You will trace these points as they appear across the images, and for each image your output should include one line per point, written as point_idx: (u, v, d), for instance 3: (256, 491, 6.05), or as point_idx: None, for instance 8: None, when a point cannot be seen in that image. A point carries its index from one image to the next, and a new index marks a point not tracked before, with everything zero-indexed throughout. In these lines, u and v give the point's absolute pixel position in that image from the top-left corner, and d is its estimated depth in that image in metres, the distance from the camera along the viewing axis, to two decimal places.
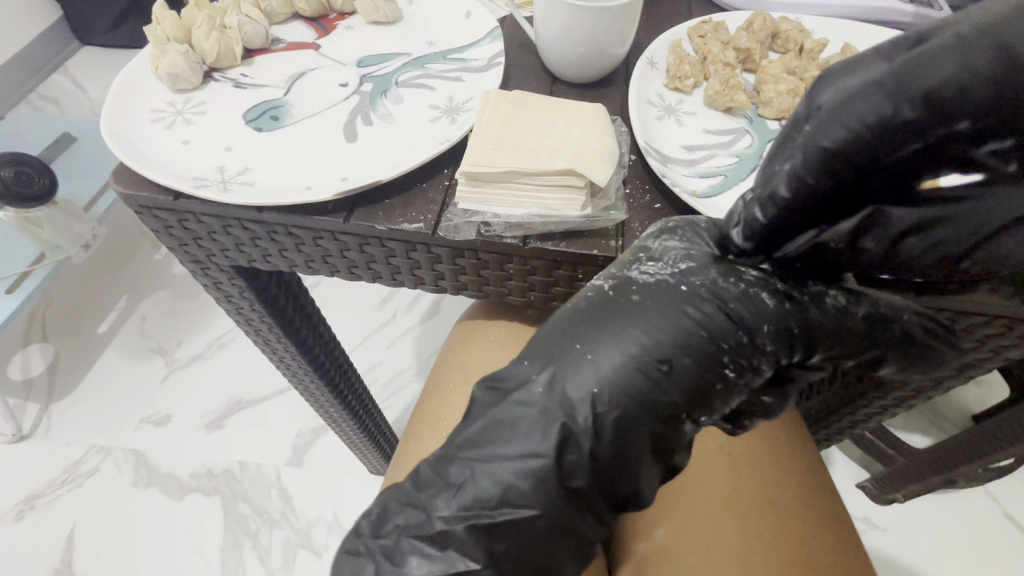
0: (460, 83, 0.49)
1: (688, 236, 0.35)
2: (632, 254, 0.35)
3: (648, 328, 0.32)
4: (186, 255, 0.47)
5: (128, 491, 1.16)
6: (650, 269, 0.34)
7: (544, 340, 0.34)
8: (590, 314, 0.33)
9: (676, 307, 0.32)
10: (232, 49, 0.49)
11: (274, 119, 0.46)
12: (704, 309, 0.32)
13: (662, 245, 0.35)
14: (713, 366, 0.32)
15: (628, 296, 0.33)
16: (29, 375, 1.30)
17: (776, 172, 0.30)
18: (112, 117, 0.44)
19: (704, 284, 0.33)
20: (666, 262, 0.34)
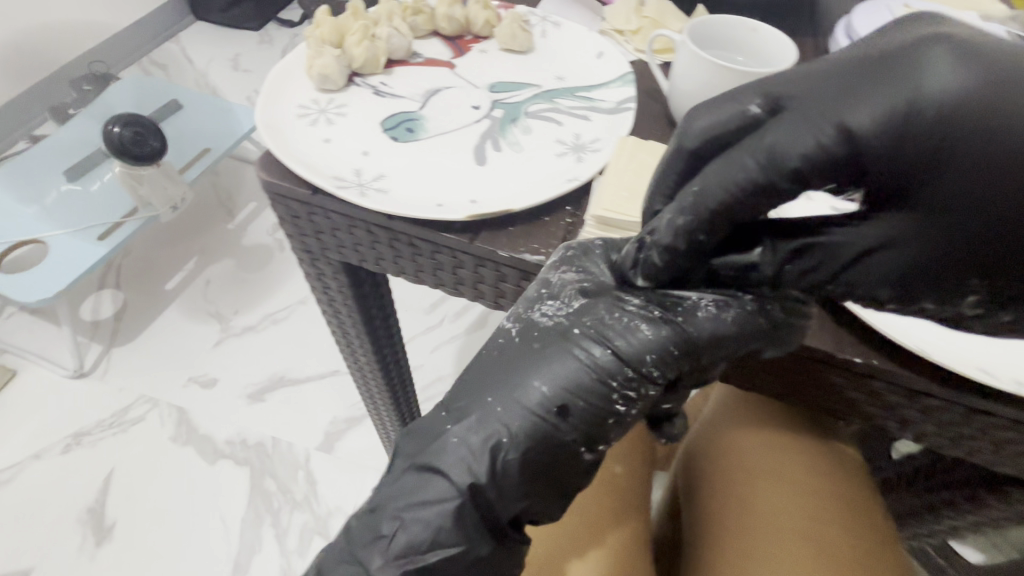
0: (587, 122, 0.50)
1: (583, 266, 0.39)
2: (536, 292, 0.39)
3: (543, 376, 0.36)
4: (301, 245, 0.49)
5: (167, 445, 1.21)
6: (549, 309, 0.38)
7: (491, 375, 0.38)
8: (504, 357, 0.38)
9: (561, 349, 0.37)
10: (377, 58, 0.51)
11: (409, 131, 0.47)
12: (589, 352, 0.36)
13: (562, 278, 0.38)
14: (602, 397, 0.36)
15: (530, 342, 0.38)
16: (98, 317, 1.38)
17: (687, 306, 0.36)
18: (265, 109, 0.47)
19: (593, 324, 0.37)
20: (563, 300, 0.38)
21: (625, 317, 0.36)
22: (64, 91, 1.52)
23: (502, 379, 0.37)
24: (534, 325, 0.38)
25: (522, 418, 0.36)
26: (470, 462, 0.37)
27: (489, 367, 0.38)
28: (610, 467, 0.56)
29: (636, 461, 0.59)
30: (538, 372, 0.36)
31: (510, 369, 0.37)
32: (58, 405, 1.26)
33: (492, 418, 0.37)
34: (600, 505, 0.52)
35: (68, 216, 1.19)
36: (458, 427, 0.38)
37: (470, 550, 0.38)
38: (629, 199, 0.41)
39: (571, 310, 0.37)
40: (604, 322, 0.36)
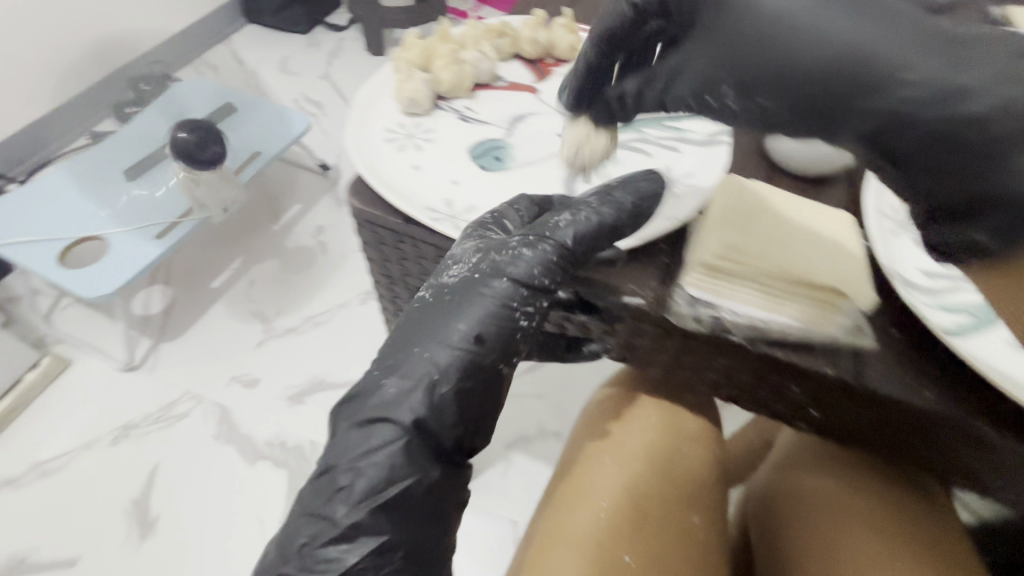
0: (678, 154, 0.49)
1: (479, 231, 0.42)
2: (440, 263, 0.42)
3: (459, 319, 0.39)
4: (381, 269, 0.49)
5: (209, 442, 1.23)
6: (453, 272, 0.41)
7: (404, 335, 0.41)
8: (418, 322, 0.41)
9: (473, 297, 0.40)
10: (463, 82, 0.51)
11: (497, 160, 0.47)
12: (494, 288, 0.40)
13: (461, 247, 0.42)
14: (508, 320, 0.40)
15: (441, 300, 0.41)
16: (147, 312, 1.42)
17: (555, 234, 0.41)
18: (355, 133, 0.47)
19: (490, 269, 0.40)
20: (464, 261, 0.41)
21: (518, 257, 0.40)
22: (124, 90, 1.57)
23: (421, 331, 0.40)
24: (443, 283, 0.41)
25: (435, 348, 0.39)
26: (402, 403, 0.39)
27: (412, 324, 0.41)
28: (690, 520, 0.54)
29: (710, 511, 0.56)
30: (456, 315, 0.40)
31: (426, 322, 0.40)
32: (107, 396, 1.29)
33: (409, 358, 0.40)
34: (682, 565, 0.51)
35: (127, 214, 1.23)
36: (376, 379, 0.40)
37: (422, 480, 0.39)
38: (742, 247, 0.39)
39: (474, 261, 0.41)
40: (499, 264, 0.40)
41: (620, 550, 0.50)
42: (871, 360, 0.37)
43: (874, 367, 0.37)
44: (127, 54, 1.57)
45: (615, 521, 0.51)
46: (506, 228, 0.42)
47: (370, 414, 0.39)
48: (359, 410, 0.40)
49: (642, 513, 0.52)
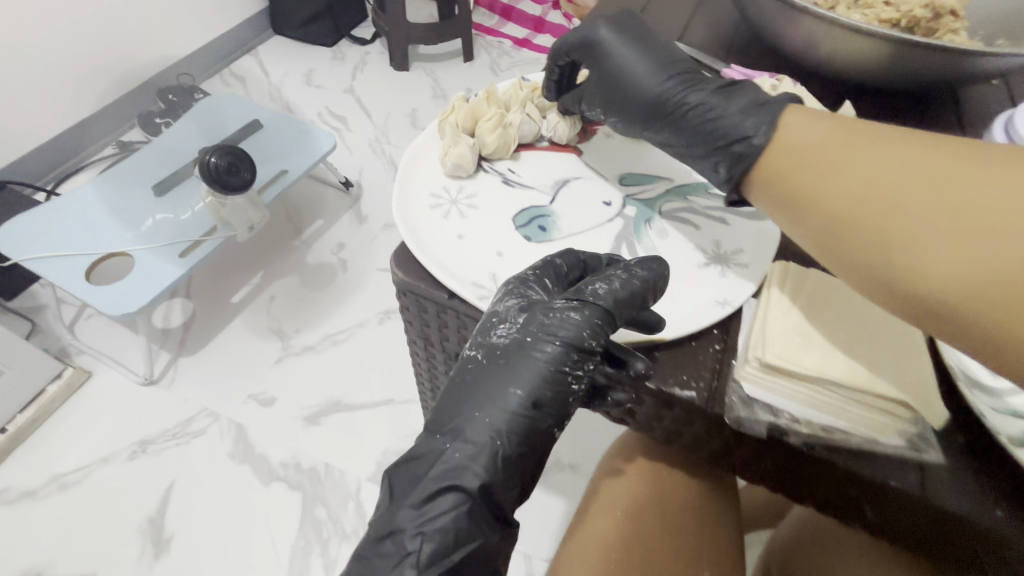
0: (727, 227, 0.48)
1: (520, 287, 0.41)
2: (485, 320, 0.41)
3: (513, 382, 0.39)
4: (420, 332, 0.49)
5: (225, 461, 1.23)
6: (502, 331, 0.40)
7: (454, 396, 0.41)
8: (469, 383, 0.40)
9: (524, 359, 0.39)
10: (508, 144, 0.50)
11: (542, 229, 0.46)
12: (545, 349, 0.39)
13: (505, 305, 0.40)
14: (562, 383, 0.39)
15: (492, 361, 0.40)
16: (168, 326, 1.43)
17: (600, 289, 0.41)
18: (399, 197, 0.46)
19: (536, 327, 0.40)
20: (509, 319, 0.40)
21: (564, 313, 0.40)
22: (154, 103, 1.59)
23: (475, 397, 0.40)
24: (489, 340, 0.40)
25: (490, 412, 0.39)
26: (465, 468, 0.39)
27: (463, 388, 0.41)
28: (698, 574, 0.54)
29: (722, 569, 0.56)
30: (509, 380, 0.39)
31: (477, 386, 0.40)
32: (126, 411, 1.30)
33: (466, 421, 0.40)
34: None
35: (154, 232, 1.24)
36: (435, 438, 0.41)
37: (485, 543, 0.39)
38: (802, 346, 0.37)
39: (522, 324, 0.40)
40: (545, 322, 0.40)
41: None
42: (939, 473, 0.36)
43: (945, 489, 0.35)
44: (158, 66, 1.58)
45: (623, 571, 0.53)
46: (547, 286, 0.41)
47: (431, 476, 0.39)
48: (422, 470, 0.40)
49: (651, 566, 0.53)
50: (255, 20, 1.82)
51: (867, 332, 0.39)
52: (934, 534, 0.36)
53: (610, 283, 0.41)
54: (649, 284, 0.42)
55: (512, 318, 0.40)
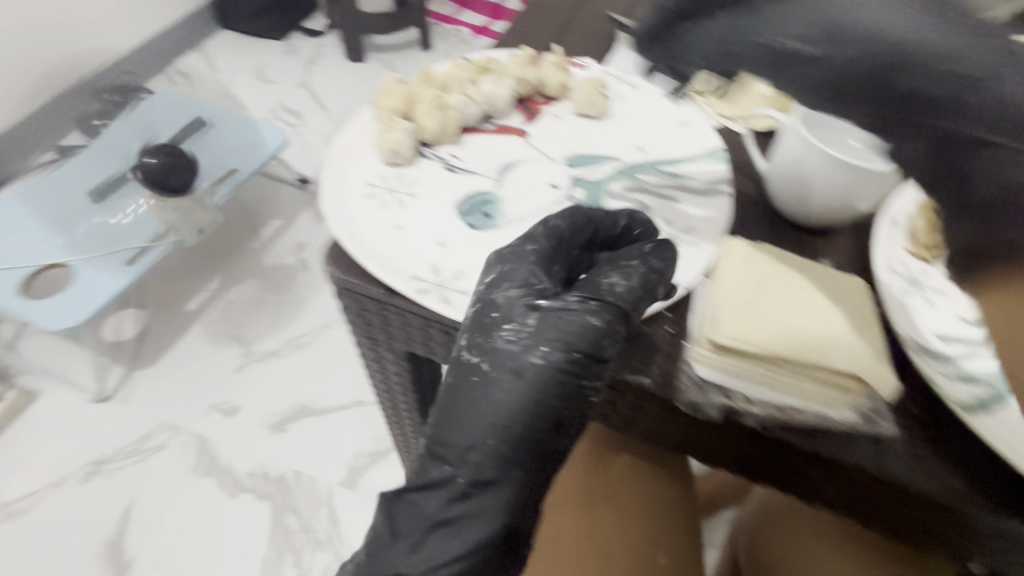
0: (678, 205, 0.46)
1: (524, 284, 0.36)
2: (485, 320, 0.36)
3: (519, 396, 0.34)
4: (364, 333, 0.46)
5: (188, 476, 1.18)
6: (507, 334, 0.35)
7: (451, 411, 0.36)
8: (468, 394, 0.35)
9: (534, 367, 0.34)
10: (449, 127, 0.47)
11: (487, 216, 0.43)
12: (557, 356, 0.34)
13: (507, 302, 0.35)
14: (575, 394, 0.35)
15: (497, 369, 0.35)
16: (120, 338, 1.35)
17: (612, 283, 0.36)
18: (332, 189, 0.43)
19: (547, 330, 0.34)
20: (518, 322, 0.35)
21: (574, 309, 0.35)
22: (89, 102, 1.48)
23: (477, 411, 0.35)
24: (490, 345, 0.35)
25: (502, 434, 0.35)
26: (472, 493, 0.36)
27: (462, 398, 0.35)
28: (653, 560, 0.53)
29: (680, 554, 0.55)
30: (519, 395, 0.34)
31: (489, 408, 0.34)
32: (77, 431, 1.22)
33: (473, 444, 0.35)
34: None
35: (95, 240, 1.17)
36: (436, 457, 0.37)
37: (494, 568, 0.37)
38: (753, 324, 0.35)
39: (538, 332, 0.35)
40: (557, 324, 0.34)
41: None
42: (898, 449, 0.36)
43: (897, 459, 0.36)
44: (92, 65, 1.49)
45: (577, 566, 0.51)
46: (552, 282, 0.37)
47: (438, 507, 0.37)
48: (424, 495, 0.37)
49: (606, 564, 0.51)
50: (198, 15, 1.73)
51: (812, 302, 0.37)
52: (884, 505, 0.37)
53: (621, 276, 0.37)
54: (659, 267, 0.38)
55: (516, 321, 0.35)
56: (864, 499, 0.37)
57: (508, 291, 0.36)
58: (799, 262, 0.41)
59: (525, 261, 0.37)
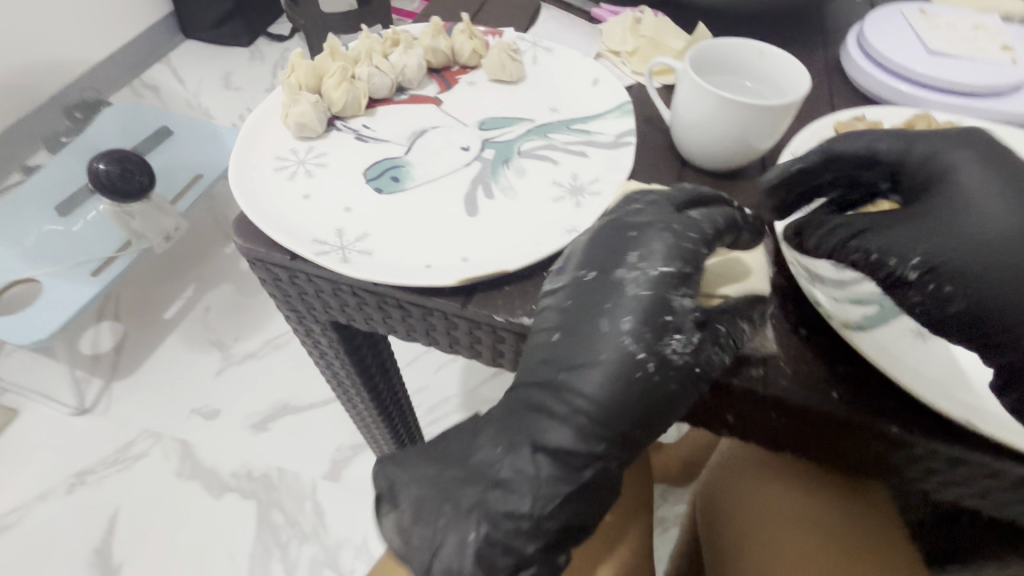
0: (586, 159, 0.47)
1: (693, 283, 0.32)
2: (661, 316, 0.31)
3: (656, 404, 0.31)
4: (288, 305, 0.47)
5: (172, 480, 1.19)
6: (683, 339, 0.31)
7: (591, 412, 0.31)
8: (611, 395, 0.31)
9: (693, 376, 0.32)
10: (358, 100, 0.48)
11: (394, 180, 0.44)
12: (710, 361, 0.32)
13: (683, 296, 0.32)
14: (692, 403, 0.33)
15: (654, 371, 0.31)
16: (98, 351, 1.35)
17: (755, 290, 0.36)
18: (239, 163, 0.44)
19: (717, 335, 0.32)
20: (689, 326, 0.31)
21: (735, 322, 0.34)
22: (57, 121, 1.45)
23: (613, 414, 0.31)
24: (646, 341, 0.31)
25: (602, 423, 0.31)
26: (529, 487, 0.32)
27: (606, 396, 0.31)
28: (598, 519, 0.53)
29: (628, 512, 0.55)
30: (663, 403, 0.31)
31: (619, 388, 0.31)
32: (60, 444, 1.23)
33: (568, 420, 0.32)
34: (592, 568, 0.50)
35: (59, 253, 1.16)
36: (505, 420, 0.34)
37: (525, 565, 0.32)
38: None
39: (696, 343, 0.31)
40: (721, 332, 0.33)
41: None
42: (780, 366, 0.35)
43: (783, 375, 0.35)
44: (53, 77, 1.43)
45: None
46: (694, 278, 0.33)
47: (483, 497, 0.32)
48: (461, 479, 0.33)
49: None
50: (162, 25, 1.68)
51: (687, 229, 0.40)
52: (787, 425, 0.37)
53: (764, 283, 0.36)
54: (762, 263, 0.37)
55: (654, 313, 0.31)
56: (771, 421, 0.37)
57: (677, 288, 0.32)
58: None
59: (686, 252, 0.32)
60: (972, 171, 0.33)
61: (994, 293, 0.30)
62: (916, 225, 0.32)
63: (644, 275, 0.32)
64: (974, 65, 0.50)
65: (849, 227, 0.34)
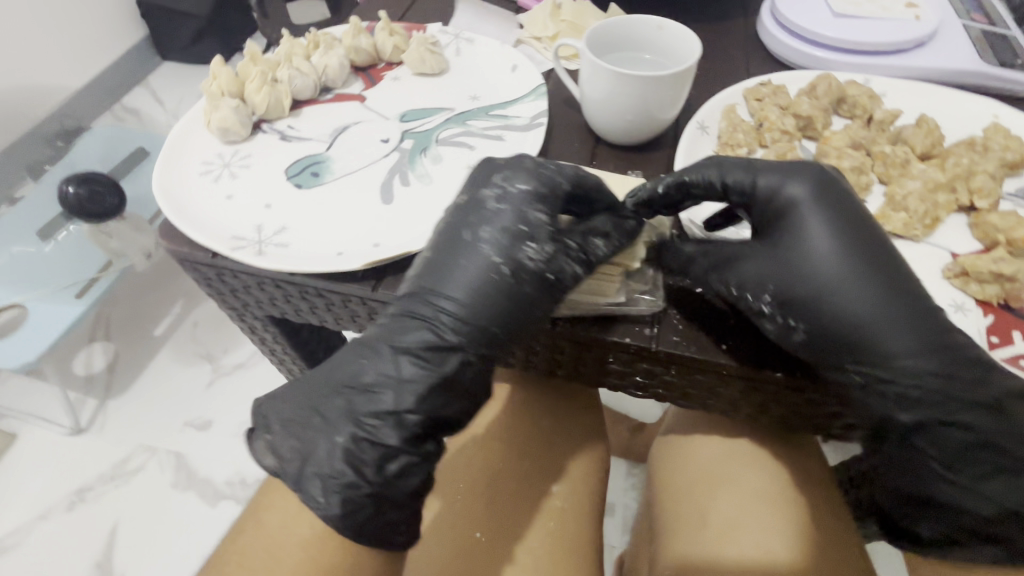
0: (501, 142, 0.48)
1: (548, 201, 0.36)
2: (516, 231, 0.35)
3: (506, 309, 0.34)
4: (225, 303, 0.48)
5: (168, 494, 1.05)
6: (534, 249, 0.34)
7: (451, 322, 0.34)
8: (468, 304, 0.34)
9: (541, 283, 0.34)
10: (281, 102, 0.50)
11: (314, 175, 0.46)
12: (562, 269, 0.35)
13: (535, 212, 0.35)
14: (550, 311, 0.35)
15: (508, 276, 0.34)
16: (92, 371, 1.17)
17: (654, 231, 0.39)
18: (166, 170, 0.46)
19: (569, 246, 0.35)
20: (539, 237, 0.35)
21: (601, 238, 0.36)
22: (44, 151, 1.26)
23: (467, 317, 0.34)
24: (501, 252, 0.34)
25: (467, 325, 0.34)
26: (400, 389, 0.34)
27: (465, 300, 0.34)
28: (545, 489, 0.54)
29: (580, 480, 0.56)
30: (512, 307, 0.34)
31: (480, 291, 0.34)
32: (39, 467, 1.08)
33: (440, 321, 0.34)
34: (541, 537, 0.51)
35: (30, 275, 1.05)
36: (382, 331, 0.36)
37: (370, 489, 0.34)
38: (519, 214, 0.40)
39: (549, 254, 0.35)
40: (574, 246, 0.35)
41: (471, 528, 0.51)
42: (672, 324, 0.37)
43: (672, 331, 0.37)
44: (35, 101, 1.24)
45: (467, 503, 0.52)
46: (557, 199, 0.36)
47: (347, 404, 0.34)
48: (330, 393, 0.35)
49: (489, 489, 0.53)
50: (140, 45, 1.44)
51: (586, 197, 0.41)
52: (691, 380, 0.38)
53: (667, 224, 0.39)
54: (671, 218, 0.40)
55: (509, 228, 0.35)
56: (675, 376, 0.38)
57: (531, 208, 0.35)
58: (594, 171, 0.44)
59: (545, 177, 0.36)
60: (812, 209, 0.34)
61: (825, 325, 0.33)
62: (766, 258, 0.35)
63: (507, 200, 0.36)
64: (878, 27, 0.52)
65: (710, 257, 0.37)
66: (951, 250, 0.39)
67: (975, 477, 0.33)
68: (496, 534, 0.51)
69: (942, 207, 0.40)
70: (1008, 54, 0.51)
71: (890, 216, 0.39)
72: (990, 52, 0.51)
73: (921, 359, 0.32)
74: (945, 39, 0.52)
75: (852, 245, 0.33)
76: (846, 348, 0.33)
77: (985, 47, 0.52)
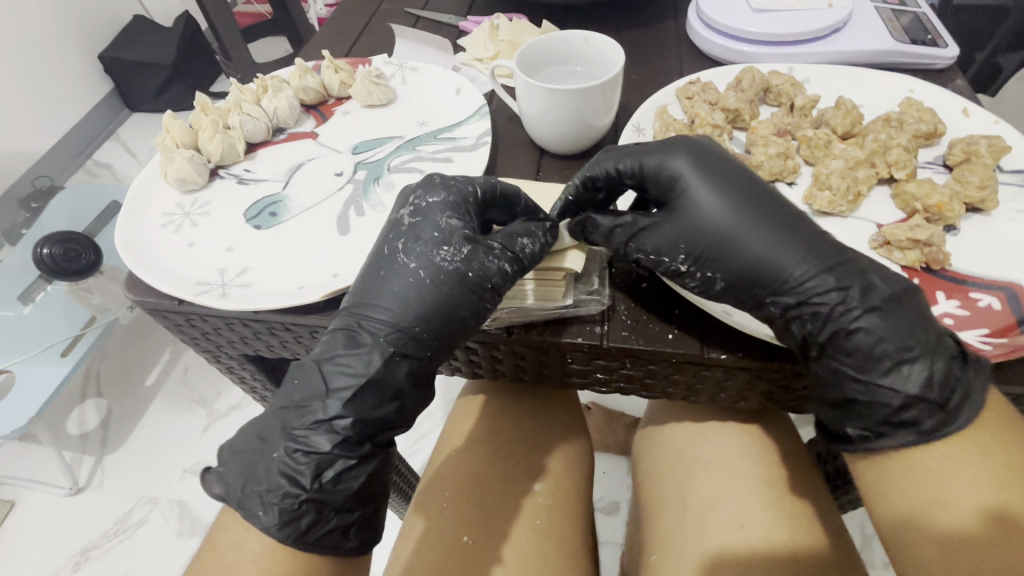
0: (449, 164, 0.50)
1: (457, 211, 0.39)
2: (429, 239, 0.38)
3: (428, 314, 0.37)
4: (200, 347, 0.49)
5: (173, 544, 1.02)
6: (447, 254, 0.38)
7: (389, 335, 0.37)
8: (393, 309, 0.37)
9: (460, 288, 0.37)
10: (235, 147, 0.52)
11: (272, 215, 0.48)
12: (479, 268, 0.37)
13: (447, 223, 0.38)
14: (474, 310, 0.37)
15: (430, 281, 0.37)
16: (85, 430, 1.15)
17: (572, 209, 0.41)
18: (127, 225, 0.47)
19: (488, 251, 0.37)
20: (454, 245, 0.38)
21: (524, 239, 0.38)
22: (18, 216, 1.24)
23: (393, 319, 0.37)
24: (418, 261, 0.38)
25: (395, 329, 0.37)
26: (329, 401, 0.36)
27: (389, 309, 0.37)
28: (531, 489, 0.55)
29: (563, 481, 0.57)
30: (432, 311, 0.37)
31: (401, 295, 0.37)
32: (43, 531, 1.05)
33: (366, 328, 0.37)
34: (531, 535, 0.52)
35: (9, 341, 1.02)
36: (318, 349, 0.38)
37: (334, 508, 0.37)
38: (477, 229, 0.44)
39: (465, 254, 0.37)
40: (494, 250, 0.37)
41: (460, 530, 0.51)
42: (620, 320, 0.39)
43: (620, 326, 0.39)
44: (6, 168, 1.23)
45: (456, 510, 0.53)
46: (469, 211, 0.40)
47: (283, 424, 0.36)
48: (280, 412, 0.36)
49: (477, 493, 0.54)
50: (108, 101, 1.45)
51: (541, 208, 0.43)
52: (646, 370, 0.40)
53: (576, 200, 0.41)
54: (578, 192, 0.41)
55: (422, 241, 0.38)
56: (632, 367, 0.40)
57: (444, 224, 0.38)
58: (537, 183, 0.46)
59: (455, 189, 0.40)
60: (693, 174, 0.38)
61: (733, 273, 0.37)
62: (674, 225, 0.38)
63: (422, 211, 0.39)
64: (795, 18, 0.55)
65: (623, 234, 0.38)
66: (875, 222, 0.42)
67: (881, 374, 0.35)
68: (485, 539, 0.51)
69: (864, 182, 0.42)
70: (918, 31, 0.55)
71: (816, 196, 0.42)
72: (901, 31, 0.55)
73: (823, 284, 0.36)
74: (859, 23, 0.55)
75: (730, 194, 0.37)
76: (760, 286, 0.36)
77: (897, 26, 0.55)
